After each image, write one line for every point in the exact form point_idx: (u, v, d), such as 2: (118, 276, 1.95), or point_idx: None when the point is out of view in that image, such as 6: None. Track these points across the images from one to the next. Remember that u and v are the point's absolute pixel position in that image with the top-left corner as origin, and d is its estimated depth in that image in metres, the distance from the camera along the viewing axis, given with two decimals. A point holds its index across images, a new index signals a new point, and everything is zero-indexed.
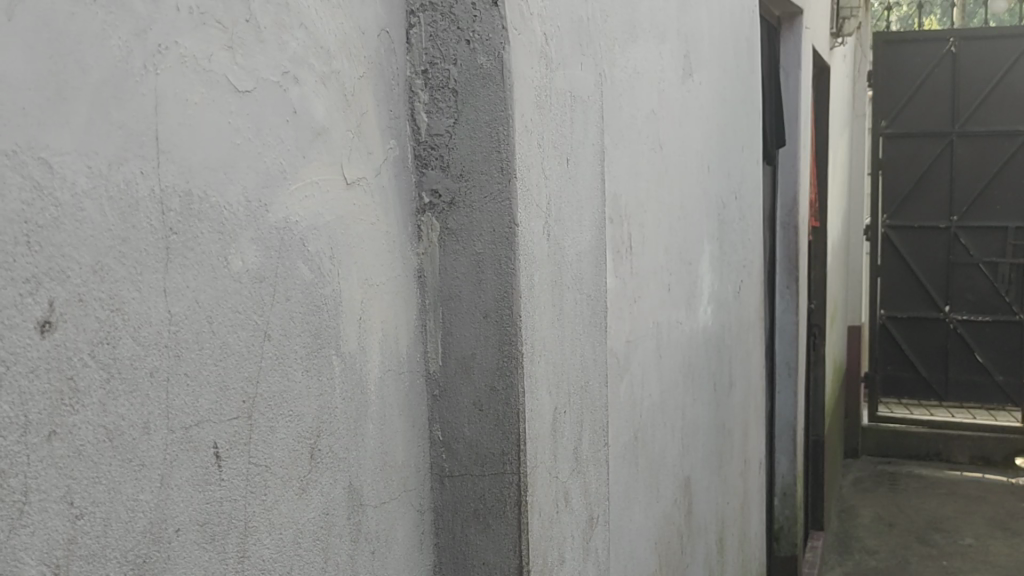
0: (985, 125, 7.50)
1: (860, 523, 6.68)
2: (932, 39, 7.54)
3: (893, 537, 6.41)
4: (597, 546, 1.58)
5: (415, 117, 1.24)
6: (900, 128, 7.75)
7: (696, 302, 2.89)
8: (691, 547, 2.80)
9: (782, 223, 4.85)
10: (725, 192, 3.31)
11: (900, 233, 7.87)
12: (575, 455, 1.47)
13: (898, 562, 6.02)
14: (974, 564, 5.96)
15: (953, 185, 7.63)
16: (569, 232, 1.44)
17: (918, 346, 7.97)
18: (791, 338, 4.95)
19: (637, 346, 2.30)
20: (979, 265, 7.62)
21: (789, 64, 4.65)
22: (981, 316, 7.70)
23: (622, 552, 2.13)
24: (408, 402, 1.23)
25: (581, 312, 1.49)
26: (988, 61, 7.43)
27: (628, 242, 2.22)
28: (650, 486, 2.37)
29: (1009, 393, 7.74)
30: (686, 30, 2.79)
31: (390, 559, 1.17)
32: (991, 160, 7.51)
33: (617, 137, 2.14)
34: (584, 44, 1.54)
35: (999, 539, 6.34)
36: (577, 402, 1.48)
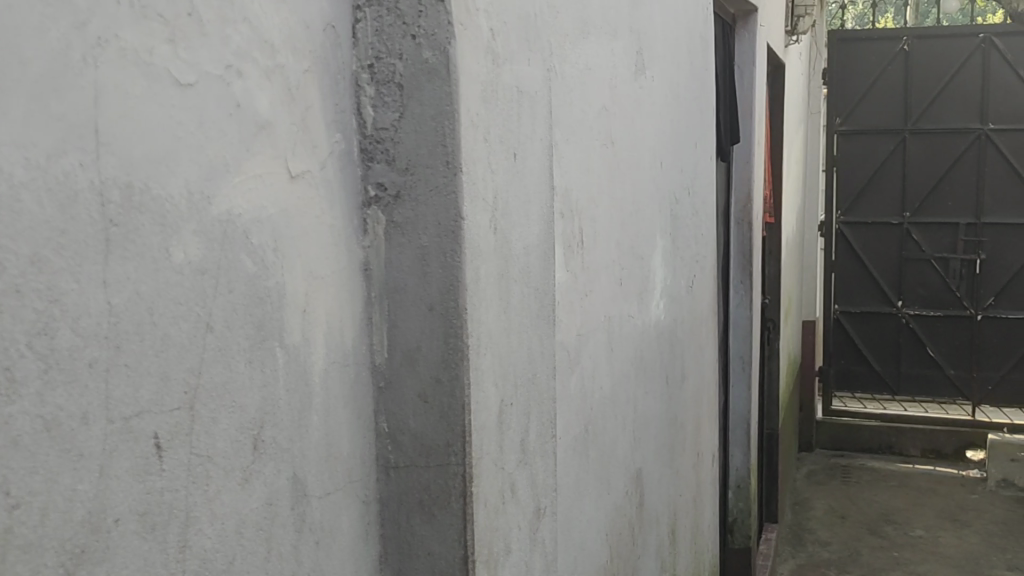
0: (938, 123, 7.65)
1: (813, 515, 6.77)
2: (884, 36, 7.66)
3: (845, 529, 6.51)
4: (545, 537, 1.60)
5: (362, 111, 1.25)
6: (854, 125, 7.85)
7: (647, 295, 2.91)
8: (641, 539, 2.82)
9: (736, 218, 4.89)
10: (677, 188, 3.33)
11: (853, 229, 7.97)
12: (522, 447, 1.48)
13: (849, 554, 6.13)
14: (924, 556, 6.08)
15: (906, 182, 7.78)
16: (515, 225, 1.45)
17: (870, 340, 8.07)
18: (745, 331, 5.00)
19: (586, 339, 2.30)
20: (930, 261, 7.79)
21: (743, 62, 4.70)
22: (932, 311, 7.85)
23: (571, 546, 2.14)
24: (352, 395, 1.23)
25: (528, 306, 1.51)
26: (940, 59, 7.57)
27: (578, 237, 2.23)
28: (599, 478, 2.38)
29: (960, 386, 7.89)
30: (638, 27, 2.81)
31: (334, 550, 1.18)
32: (942, 157, 7.67)
33: (568, 133, 2.15)
34: (531, 39, 1.55)
35: (947, 530, 6.48)
36: (524, 394, 1.49)
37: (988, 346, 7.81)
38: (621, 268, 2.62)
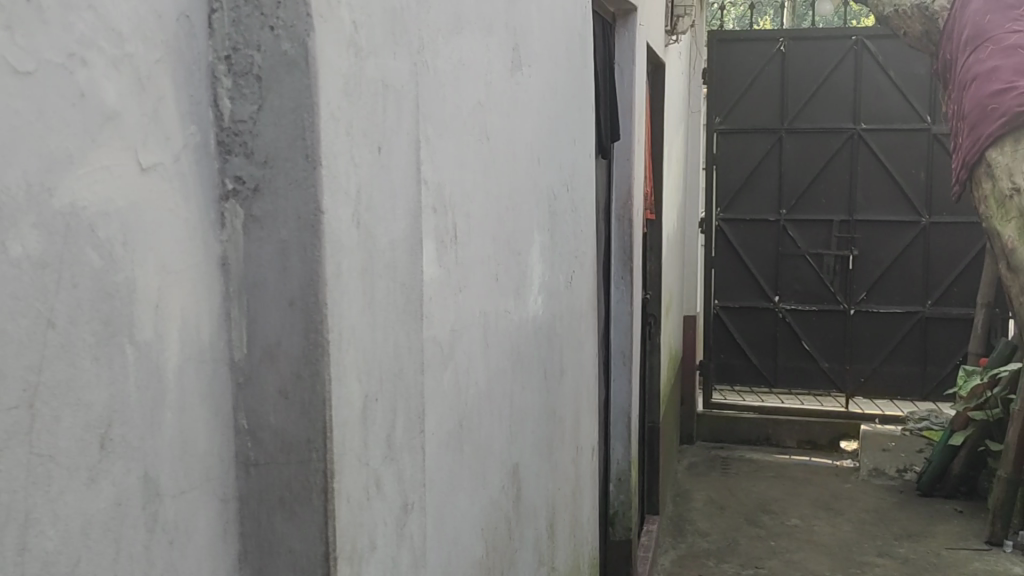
0: (811, 123, 7.92)
1: (693, 506, 6.91)
2: (761, 37, 7.88)
3: (724, 520, 6.66)
4: (412, 531, 1.59)
5: (218, 103, 1.21)
6: (732, 125, 8.05)
7: (523, 291, 2.92)
8: (519, 533, 2.84)
9: (617, 215, 4.96)
10: (555, 183, 3.36)
11: (732, 226, 8.17)
12: (387, 442, 1.48)
13: (728, 543, 6.28)
14: (799, 544, 6.26)
15: (782, 181, 8.01)
16: (380, 219, 1.44)
17: (749, 334, 8.29)
18: (625, 327, 5.07)
19: (461, 334, 2.31)
20: (805, 257, 8.05)
21: (624, 60, 4.78)
22: (807, 306, 8.12)
23: (444, 541, 2.14)
24: (209, 392, 1.21)
25: (394, 300, 1.50)
26: (814, 59, 7.83)
27: (451, 232, 2.23)
28: (474, 472, 2.39)
29: (834, 378, 8.16)
30: (514, 24, 2.82)
31: (190, 549, 1.16)
32: (817, 156, 7.93)
33: (441, 128, 2.15)
34: (396, 33, 1.54)
35: (821, 519, 6.70)
36: (389, 389, 1.49)
37: (861, 340, 8.07)
38: (497, 263, 2.63)
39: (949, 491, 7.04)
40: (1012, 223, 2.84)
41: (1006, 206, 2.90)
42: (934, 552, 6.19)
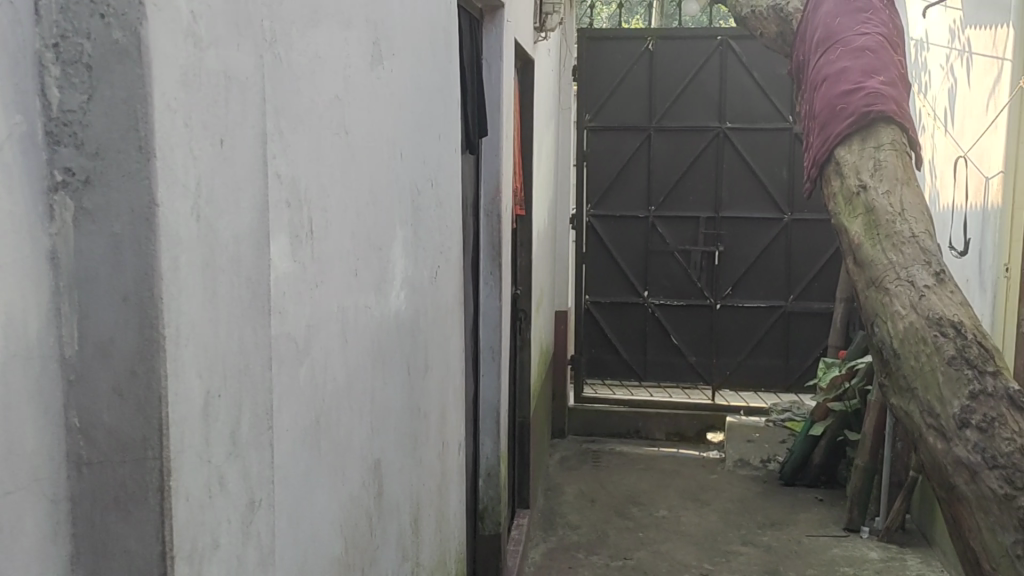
0: (679, 121, 8.06)
1: (564, 499, 6.98)
2: (630, 36, 7.98)
3: (594, 512, 6.75)
4: (260, 529, 1.57)
5: (46, 92, 1.19)
6: (602, 121, 8.14)
7: (385, 286, 2.91)
8: (380, 529, 2.83)
9: (485, 210, 4.97)
10: (419, 178, 3.35)
11: (602, 222, 8.26)
12: (232, 439, 1.45)
13: (597, 535, 6.37)
14: (666, 535, 6.39)
15: (651, 178, 8.15)
16: (222, 213, 1.42)
17: (619, 329, 8.41)
18: (494, 322, 5.09)
19: (317, 330, 2.29)
20: (673, 253, 8.22)
21: (491, 55, 4.80)
22: (675, 301, 8.28)
23: (300, 539, 2.13)
24: (36, 389, 1.18)
25: (238, 296, 1.48)
26: (681, 60, 7.98)
27: (306, 226, 2.20)
28: (332, 470, 2.36)
29: (700, 372, 8.34)
30: (374, 17, 2.81)
31: (16, 552, 1.12)
32: (684, 154, 8.09)
33: (294, 121, 2.13)
34: (240, 24, 1.51)
35: (688, 509, 6.85)
36: (233, 386, 1.46)
37: (726, 334, 8.28)
38: (355, 258, 2.61)
39: (810, 480, 7.24)
40: (858, 219, 2.94)
41: (853, 203, 3.00)
42: (795, 539, 6.37)
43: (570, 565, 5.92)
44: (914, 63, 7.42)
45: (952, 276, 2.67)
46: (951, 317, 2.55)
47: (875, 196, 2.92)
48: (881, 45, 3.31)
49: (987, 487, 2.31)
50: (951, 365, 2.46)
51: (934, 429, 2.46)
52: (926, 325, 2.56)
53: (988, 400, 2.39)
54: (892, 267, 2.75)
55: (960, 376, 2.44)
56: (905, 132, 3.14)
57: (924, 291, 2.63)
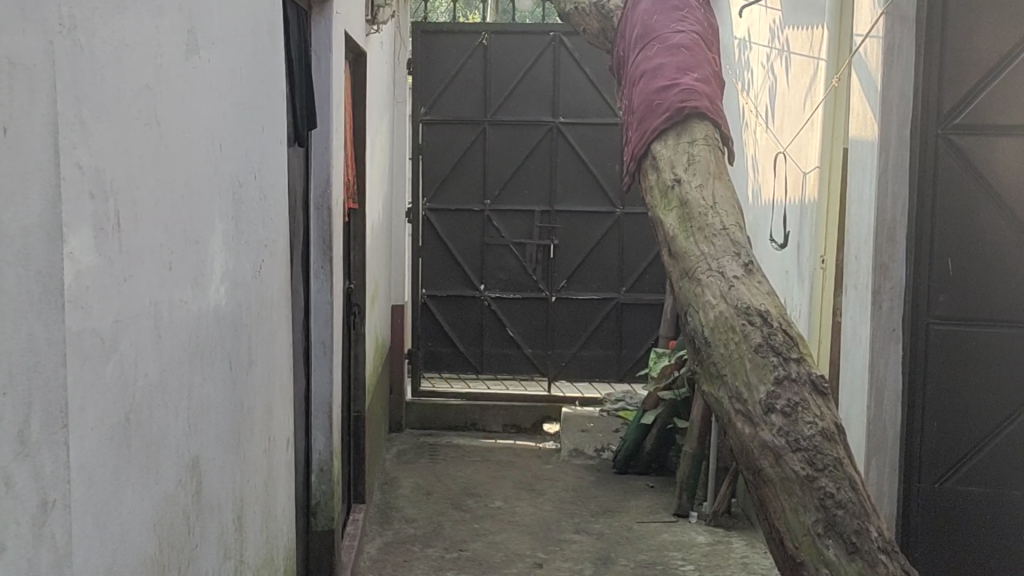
0: (513, 116, 8.24)
1: (401, 493, 6.98)
2: (465, 31, 8.11)
3: (430, 505, 6.77)
4: (55, 532, 1.52)
5: None
6: (437, 115, 8.21)
7: (204, 281, 2.86)
8: (199, 529, 2.77)
9: (315, 203, 4.92)
10: (240, 171, 3.29)
11: (438, 215, 8.33)
12: (18, 436, 1.40)
13: (434, 528, 6.39)
14: (501, 525, 6.47)
15: (486, 172, 8.28)
16: (4, 203, 1.37)
17: (456, 322, 8.47)
18: (326, 317, 5.05)
19: (126, 325, 2.22)
20: (509, 246, 8.36)
21: (321, 48, 4.81)
22: (510, 293, 8.43)
23: (107, 541, 2.06)
24: None
25: (25, 292, 1.43)
26: (515, 54, 8.16)
27: (112, 219, 2.14)
28: (143, 468, 2.30)
29: (537, 364, 8.51)
30: (190, 6, 2.75)
31: None
32: (518, 149, 8.26)
33: (98, 112, 2.07)
34: (25, 11, 1.45)
35: (523, 499, 6.95)
36: (21, 383, 1.42)
37: (561, 326, 8.47)
38: (170, 252, 2.55)
39: (642, 467, 7.43)
40: (672, 213, 3.04)
41: (668, 197, 3.09)
42: (625, 525, 6.53)
43: (406, 558, 5.92)
44: (737, 62, 7.69)
45: (760, 267, 2.79)
46: (758, 306, 2.66)
47: (688, 190, 3.03)
48: (696, 44, 3.45)
49: (790, 469, 2.41)
50: (757, 352, 2.56)
51: (741, 414, 2.54)
52: (735, 314, 2.66)
53: (792, 385, 2.50)
54: (704, 259, 2.85)
55: (766, 363, 2.54)
56: (718, 129, 3.26)
57: (734, 282, 2.74)
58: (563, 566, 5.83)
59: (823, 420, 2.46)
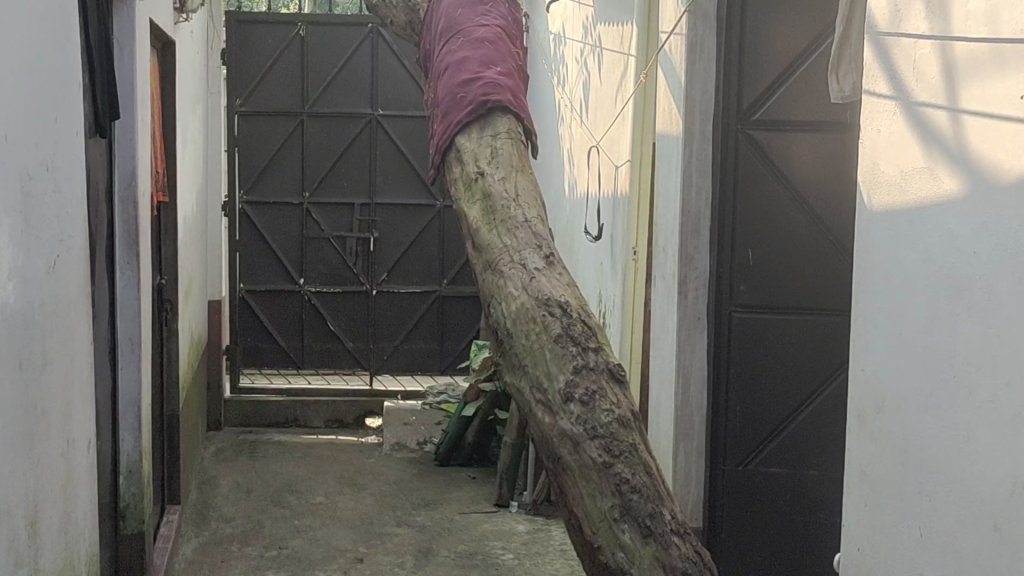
0: (331, 108, 8.22)
1: (219, 492, 6.83)
2: (281, 21, 8.07)
3: (249, 503, 6.65)
4: None
5: None
6: (253, 106, 8.13)
7: None
8: None
9: (120, 197, 4.75)
10: (30, 163, 3.15)
11: (256, 209, 8.23)
12: None
13: (253, 526, 6.28)
14: (322, 521, 6.40)
15: (304, 164, 8.23)
16: None
17: (276, 317, 8.38)
18: (134, 314, 4.88)
19: None
20: (329, 239, 8.33)
21: (124, 37, 4.65)
22: (331, 288, 8.38)
23: None
24: None
25: None
26: (333, 45, 8.17)
27: None
28: None
29: (358, 358, 8.47)
30: None
31: None
32: (337, 141, 8.24)
33: None
34: None
35: (345, 494, 6.90)
36: None
37: (382, 319, 8.46)
38: None
39: (464, 459, 7.48)
40: (476, 205, 3.07)
41: (471, 189, 3.12)
42: (447, 517, 6.55)
43: (223, 558, 5.79)
44: (554, 57, 7.83)
45: (560, 259, 2.85)
46: (558, 297, 2.71)
47: (492, 183, 3.07)
48: (498, 37, 3.50)
49: (587, 456, 2.45)
50: (557, 342, 2.61)
51: (541, 404, 2.57)
52: (536, 305, 2.70)
53: (590, 374, 2.55)
54: (506, 251, 2.89)
55: (565, 353, 2.59)
56: (521, 122, 3.32)
57: (535, 273, 2.79)
58: (384, 561, 5.80)
59: (619, 407, 2.52)
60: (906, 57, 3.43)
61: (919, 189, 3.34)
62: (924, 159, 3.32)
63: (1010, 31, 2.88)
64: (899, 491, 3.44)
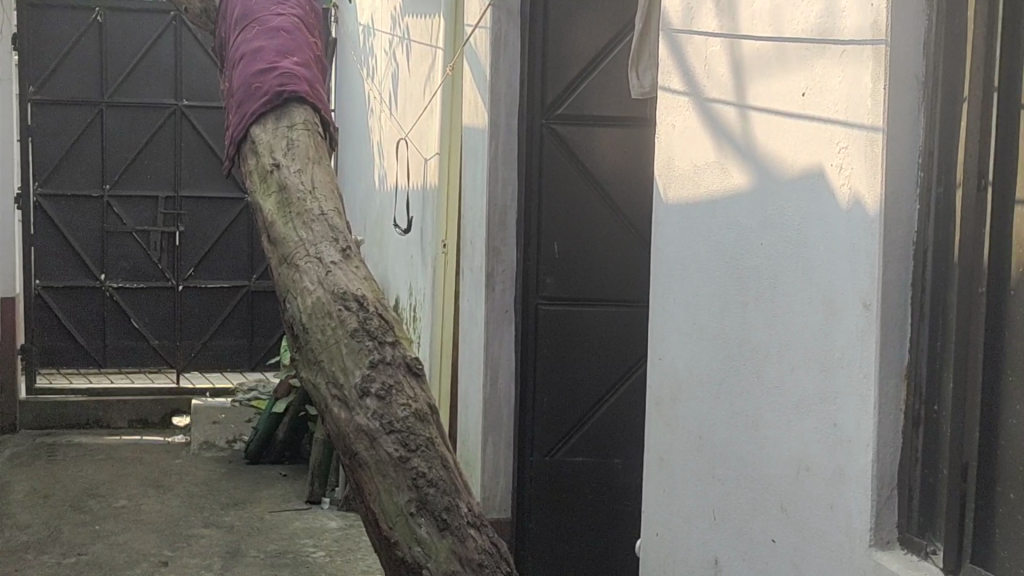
0: (132, 97, 8.61)
1: (14, 499, 6.51)
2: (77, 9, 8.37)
3: (47, 509, 6.36)
4: None
5: None
6: (48, 96, 8.35)
7: None
8: None
9: None
10: None
11: (55, 201, 8.48)
12: None
13: (50, 533, 6.00)
14: (125, 525, 6.17)
15: (105, 157, 8.55)
16: None
17: (78, 313, 8.62)
18: None
19: None
20: (131, 233, 8.66)
21: None
22: (134, 281, 8.71)
23: None
24: None
25: None
26: (129, 37, 8.57)
27: None
28: None
29: (161, 352, 8.81)
30: None
31: None
32: (138, 134, 8.63)
33: None
34: None
35: (150, 496, 6.68)
36: None
37: (187, 315, 8.85)
38: None
39: (274, 457, 7.35)
40: (271, 197, 3.02)
41: (267, 181, 3.07)
42: (257, 516, 6.42)
43: (17, 567, 5.51)
44: (364, 48, 7.80)
45: (357, 253, 2.82)
46: (354, 292, 2.68)
47: (287, 174, 3.03)
48: (295, 27, 3.46)
49: (384, 451, 2.42)
50: (353, 337, 2.57)
51: (336, 400, 2.53)
52: (332, 300, 2.66)
53: (387, 369, 2.53)
54: (302, 245, 2.84)
55: (361, 347, 2.56)
56: (318, 113, 3.29)
57: (331, 267, 2.75)
58: (191, 563, 5.64)
59: (416, 401, 2.50)
60: (697, 54, 3.53)
61: (710, 183, 3.45)
62: (714, 155, 3.43)
63: (793, 30, 3.01)
64: (693, 478, 3.55)
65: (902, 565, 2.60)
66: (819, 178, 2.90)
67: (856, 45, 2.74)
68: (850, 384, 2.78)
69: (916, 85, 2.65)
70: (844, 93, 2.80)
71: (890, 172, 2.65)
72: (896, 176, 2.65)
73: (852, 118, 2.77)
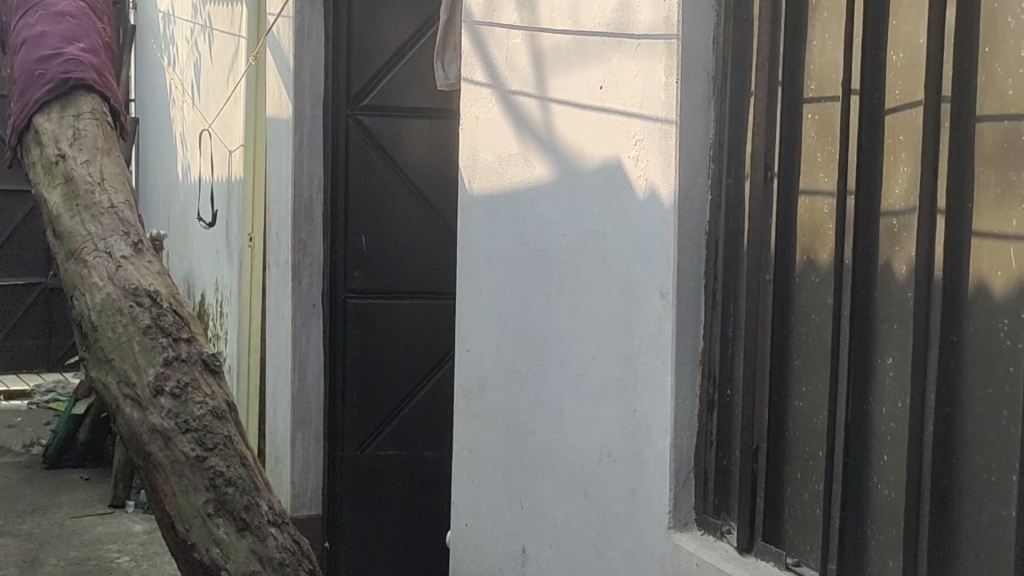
0: None
1: None
2: None
3: None
4: None
5: None
6: None
7: None
8: None
9: None
10: None
11: None
12: None
13: None
14: None
15: None
16: None
17: None
18: None
19: None
20: None
21: None
22: None
23: None
24: None
25: None
26: None
27: None
28: None
29: None
30: None
31: None
32: None
33: None
34: None
35: None
36: None
37: None
38: None
39: (75, 460, 7.07)
40: (56, 189, 2.89)
41: (52, 171, 2.93)
42: (56, 523, 6.15)
43: None
44: (164, 37, 7.60)
45: (149, 248, 2.73)
46: (147, 287, 2.59)
47: (74, 166, 2.91)
48: (81, 12, 3.33)
49: (179, 451, 2.35)
50: (146, 334, 2.48)
51: (128, 399, 2.43)
52: (123, 295, 2.56)
53: (181, 366, 2.45)
54: (90, 239, 2.73)
55: (155, 344, 2.47)
56: (106, 101, 3.18)
57: (121, 262, 2.65)
58: None
59: (213, 399, 2.44)
60: (499, 47, 3.55)
61: (513, 174, 3.48)
62: (516, 147, 3.46)
63: (590, 24, 3.07)
64: (500, 468, 3.58)
65: (698, 545, 2.71)
66: (616, 171, 2.98)
67: (650, 40, 2.83)
68: (647, 370, 2.87)
69: (706, 78, 2.76)
70: (638, 87, 2.89)
71: (682, 164, 2.76)
72: (689, 170, 2.77)
73: (646, 112, 2.86)
